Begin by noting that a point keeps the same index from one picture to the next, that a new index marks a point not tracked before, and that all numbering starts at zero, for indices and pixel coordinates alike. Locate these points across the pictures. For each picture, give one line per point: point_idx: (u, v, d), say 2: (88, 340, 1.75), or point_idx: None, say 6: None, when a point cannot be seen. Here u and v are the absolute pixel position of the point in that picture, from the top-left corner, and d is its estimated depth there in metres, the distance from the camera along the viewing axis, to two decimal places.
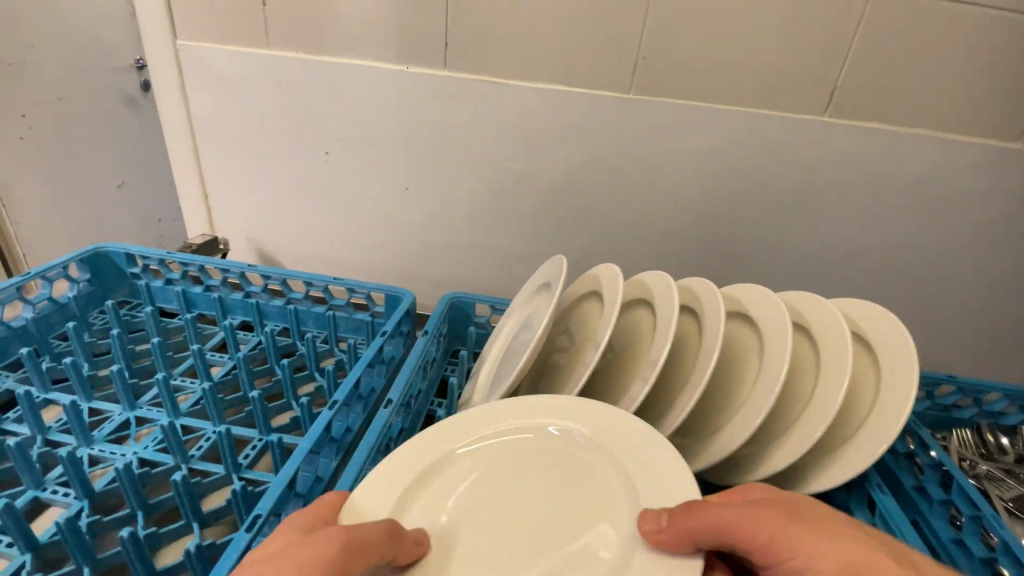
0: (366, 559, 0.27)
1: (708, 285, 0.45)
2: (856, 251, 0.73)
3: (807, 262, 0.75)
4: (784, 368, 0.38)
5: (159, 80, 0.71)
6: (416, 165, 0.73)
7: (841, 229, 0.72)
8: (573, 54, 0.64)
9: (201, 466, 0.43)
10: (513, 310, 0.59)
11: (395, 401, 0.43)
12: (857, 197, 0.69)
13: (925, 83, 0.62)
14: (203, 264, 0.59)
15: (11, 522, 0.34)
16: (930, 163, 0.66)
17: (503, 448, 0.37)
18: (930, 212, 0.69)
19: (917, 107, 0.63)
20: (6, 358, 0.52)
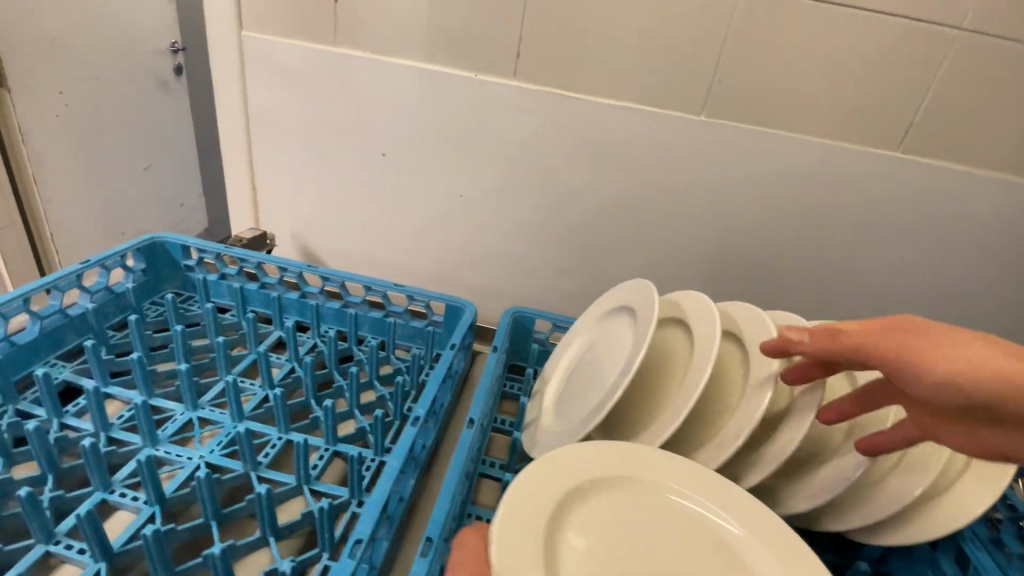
0: None
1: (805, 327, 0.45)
2: (913, 288, 0.72)
3: (859, 296, 0.74)
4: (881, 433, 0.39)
5: (219, 70, 0.71)
6: (473, 173, 0.72)
7: (900, 267, 0.71)
8: (646, 72, 0.63)
9: (270, 475, 0.42)
10: (581, 328, 0.60)
11: (477, 421, 0.46)
12: (920, 235, 0.68)
13: (1002, 125, 0.61)
14: (263, 261, 0.58)
15: (90, 527, 0.33)
16: (998, 206, 0.66)
17: (588, 507, 0.36)
18: (993, 255, 0.69)
19: (990, 150, 0.63)
20: (63, 346, 0.50)
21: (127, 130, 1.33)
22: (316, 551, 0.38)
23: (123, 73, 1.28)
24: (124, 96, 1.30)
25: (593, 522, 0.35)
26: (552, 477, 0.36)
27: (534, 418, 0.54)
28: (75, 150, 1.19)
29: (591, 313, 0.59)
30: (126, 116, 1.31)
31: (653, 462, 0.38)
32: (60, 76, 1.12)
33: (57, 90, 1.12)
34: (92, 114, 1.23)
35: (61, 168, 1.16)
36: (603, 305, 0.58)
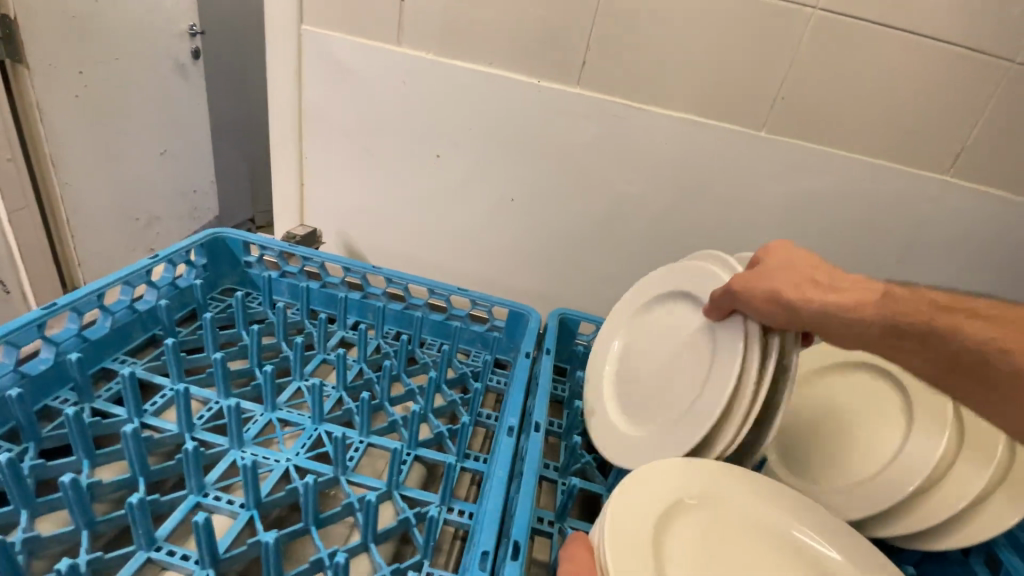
0: None
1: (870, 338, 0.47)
2: None
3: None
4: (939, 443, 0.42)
5: (276, 62, 0.69)
6: (527, 177, 0.72)
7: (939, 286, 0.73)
8: (711, 87, 0.64)
9: (359, 479, 0.42)
10: (609, 325, 0.57)
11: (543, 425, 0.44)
12: (959, 256, 0.71)
13: None
14: (328, 260, 0.57)
15: (203, 534, 0.33)
16: None
17: (680, 531, 0.38)
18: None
19: None
20: (131, 341, 0.50)
21: (145, 115, 1.30)
22: (416, 558, 0.38)
23: (143, 56, 1.24)
24: (143, 80, 1.26)
25: (691, 545, 0.37)
26: (636, 513, 0.36)
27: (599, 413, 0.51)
28: (93, 132, 1.16)
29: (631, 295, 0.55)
30: (144, 100, 1.28)
31: (717, 479, 0.40)
32: (82, 56, 1.09)
33: (78, 70, 1.09)
34: (111, 97, 1.19)
35: (77, 152, 1.13)
36: (647, 285, 0.54)
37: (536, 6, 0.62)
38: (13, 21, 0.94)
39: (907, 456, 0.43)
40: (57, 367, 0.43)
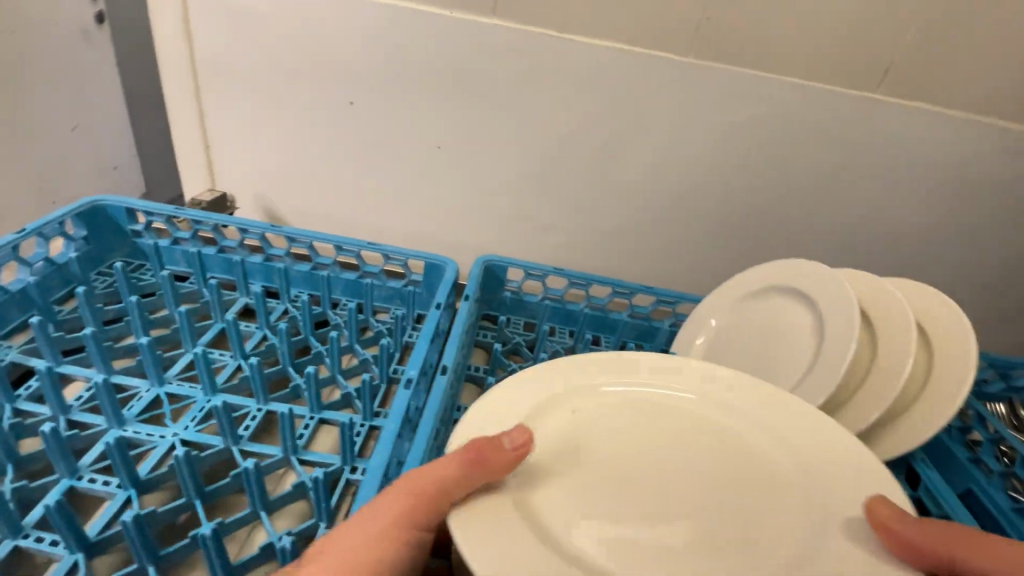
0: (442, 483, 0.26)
1: (804, 262, 0.45)
2: (896, 233, 0.70)
3: (841, 245, 0.73)
4: (851, 352, 0.38)
5: (157, 8, 0.63)
6: (449, 122, 0.68)
7: (880, 214, 0.70)
8: (630, 10, 0.59)
9: (254, 448, 0.39)
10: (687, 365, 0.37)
11: (451, 368, 0.40)
12: (900, 180, 0.67)
13: (991, 64, 0.59)
14: (220, 223, 0.53)
15: (61, 517, 0.30)
16: (980, 149, 0.64)
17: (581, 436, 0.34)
18: (970, 202, 0.67)
19: (976, 91, 0.60)
20: (5, 327, 0.45)
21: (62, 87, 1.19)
22: (312, 522, 0.36)
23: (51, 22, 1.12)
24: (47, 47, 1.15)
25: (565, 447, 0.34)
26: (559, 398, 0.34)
27: (527, 405, 0.32)
28: None
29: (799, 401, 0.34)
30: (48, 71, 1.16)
31: None
32: None
33: None
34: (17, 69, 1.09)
35: None
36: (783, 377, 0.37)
37: None
38: None
39: (816, 376, 0.40)
40: None
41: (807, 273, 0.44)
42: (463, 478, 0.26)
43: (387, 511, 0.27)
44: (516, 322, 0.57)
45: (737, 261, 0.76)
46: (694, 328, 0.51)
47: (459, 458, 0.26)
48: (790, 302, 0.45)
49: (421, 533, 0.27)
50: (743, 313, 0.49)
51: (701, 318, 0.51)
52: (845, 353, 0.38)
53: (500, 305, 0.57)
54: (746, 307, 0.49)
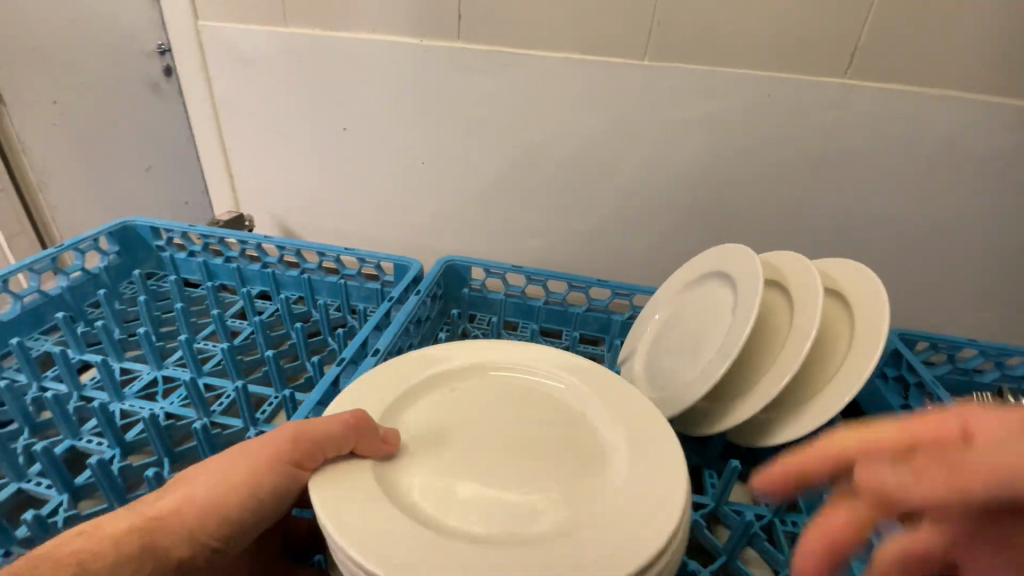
0: (319, 436, 0.31)
1: (738, 248, 0.46)
2: (889, 224, 0.67)
3: (828, 241, 0.70)
4: (749, 326, 0.39)
5: (185, 60, 0.74)
6: (432, 140, 0.74)
7: (867, 205, 0.66)
8: (584, 22, 0.62)
9: (221, 420, 0.45)
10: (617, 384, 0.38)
11: (383, 350, 0.45)
12: (884, 169, 0.64)
13: (967, 39, 0.55)
14: (223, 236, 0.61)
15: (49, 463, 0.37)
16: (971, 130, 0.60)
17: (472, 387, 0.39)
18: (968, 187, 0.63)
19: (954, 69, 0.57)
20: (44, 323, 0.55)
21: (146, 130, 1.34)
22: None
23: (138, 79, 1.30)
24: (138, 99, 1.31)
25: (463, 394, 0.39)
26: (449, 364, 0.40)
27: (425, 374, 0.39)
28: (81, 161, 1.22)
29: (650, 408, 0.36)
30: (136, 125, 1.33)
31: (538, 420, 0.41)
32: (56, 86, 1.14)
33: (51, 100, 1.14)
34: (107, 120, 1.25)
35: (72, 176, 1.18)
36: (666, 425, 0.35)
37: None
38: None
39: (720, 352, 0.41)
40: None
41: (734, 254, 0.47)
42: (343, 435, 0.31)
43: (270, 448, 0.31)
44: (481, 318, 0.61)
45: None
46: (647, 316, 0.55)
47: (347, 417, 0.31)
48: (720, 282, 0.48)
49: (295, 474, 0.31)
50: (688, 296, 0.52)
51: (656, 306, 0.55)
52: (744, 327, 0.40)
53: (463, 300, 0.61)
54: (690, 291, 0.52)
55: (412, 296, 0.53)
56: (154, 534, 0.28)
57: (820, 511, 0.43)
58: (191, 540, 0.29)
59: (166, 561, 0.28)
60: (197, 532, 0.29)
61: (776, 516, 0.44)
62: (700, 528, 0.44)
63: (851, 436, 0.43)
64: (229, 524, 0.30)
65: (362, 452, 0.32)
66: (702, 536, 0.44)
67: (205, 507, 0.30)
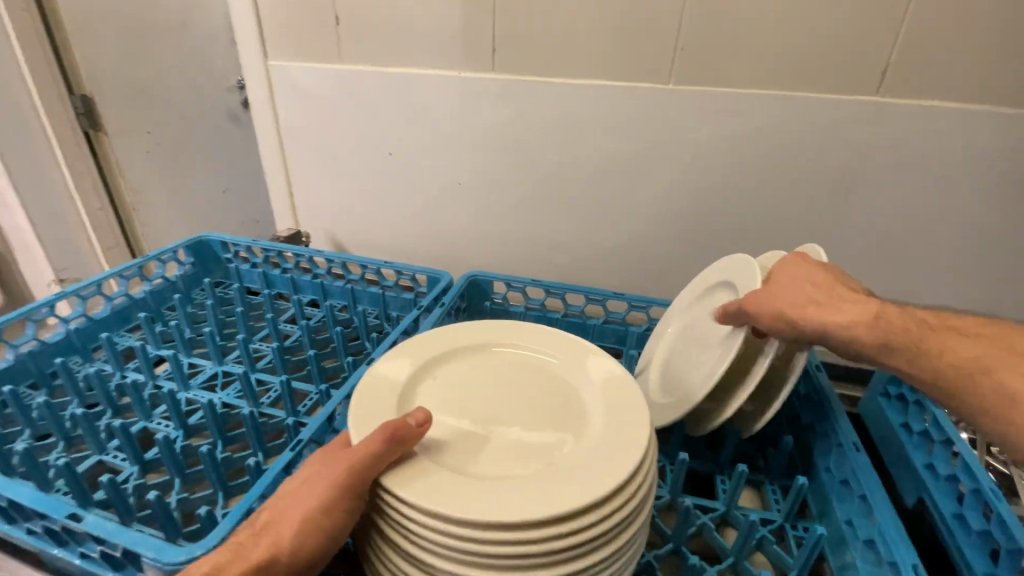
0: (363, 451, 0.32)
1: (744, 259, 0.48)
2: (931, 242, 0.65)
3: (864, 259, 0.68)
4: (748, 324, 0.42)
5: (255, 94, 0.83)
6: (468, 162, 0.77)
7: (907, 223, 0.64)
8: (611, 48, 0.64)
9: (268, 410, 0.51)
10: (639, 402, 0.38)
11: None
12: (925, 187, 0.62)
13: (1005, 54, 0.54)
14: (279, 249, 0.68)
15: (126, 437, 0.44)
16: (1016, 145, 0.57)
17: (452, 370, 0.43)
18: (1016, 203, 0.60)
19: (994, 85, 0.55)
20: (130, 322, 0.64)
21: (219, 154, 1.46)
22: None
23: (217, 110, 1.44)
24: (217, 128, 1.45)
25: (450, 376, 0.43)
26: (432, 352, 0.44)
27: (441, 349, 0.45)
28: (167, 186, 1.34)
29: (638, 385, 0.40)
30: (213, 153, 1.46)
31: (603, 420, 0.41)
32: (152, 118, 1.27)
33: (145, 130, 1.27)
34: (187, 146, 1.38)
35: (155, 196, 1.31)
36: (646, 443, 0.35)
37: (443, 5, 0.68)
38: (90, 97, 1.13)
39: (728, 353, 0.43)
40: (69, 336, 0.57)
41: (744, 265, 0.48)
42: (381, 452, 0.32)
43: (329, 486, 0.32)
44: None
45: None
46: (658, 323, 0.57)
47: (382, 434, 0.32)
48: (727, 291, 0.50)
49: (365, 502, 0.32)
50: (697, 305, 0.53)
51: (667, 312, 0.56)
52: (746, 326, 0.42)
53: (485, 311, 0.65)
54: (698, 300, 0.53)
55: (438, 308, 0.57)
56: None
57: (830, 518, 0.43)
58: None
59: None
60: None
61: (787, 521, 0.45)
62: (709, 529, 0.44)
63: (860, 442, 0.44)
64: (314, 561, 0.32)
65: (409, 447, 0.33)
66: (710, 538, 0.44)
67: (292, 558, 0.31)
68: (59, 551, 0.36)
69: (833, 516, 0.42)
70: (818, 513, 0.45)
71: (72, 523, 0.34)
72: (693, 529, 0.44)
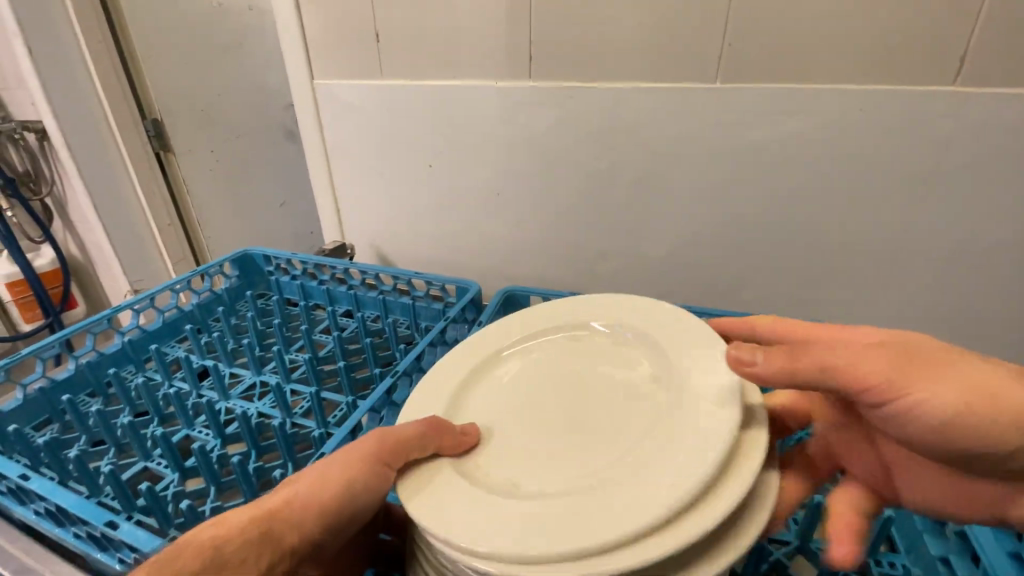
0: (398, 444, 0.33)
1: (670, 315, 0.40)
2: (1019, 245, 0.57)
3: (943, 265, 0.61)
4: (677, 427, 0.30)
5: (302, 112, 0.87)
6: (505, 172, 0.77)
7: (988, 224, 0.57)
8: (649, 48, 0.61)
9: (300, 420, 0.52)
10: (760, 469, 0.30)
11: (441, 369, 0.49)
12: (1009, 183, 0.55)
13: None
14: (316, 261, 0.70)
15: (167, 446, 0.46)
16: None
17: (524, 367, 0.41)
18: None
19: None
20: (179, 333, 0.67)
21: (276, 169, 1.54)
22: None
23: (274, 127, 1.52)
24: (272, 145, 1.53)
25: (510, 375, 0.41)
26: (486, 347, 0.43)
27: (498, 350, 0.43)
28: (230, 202, 1.43)
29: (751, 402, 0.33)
30: (272, 169, 1.54)
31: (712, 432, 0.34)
32: (214, 137, 1.36)
33: (210, 149, 1.35)
34: (246, 164, 1.46)
35: (217, 210, 1.39)
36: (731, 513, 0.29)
37: (478, 14, 0.67)
38: (160, 120, 1.21)
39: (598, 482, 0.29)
40: (123, 348, 0.61)
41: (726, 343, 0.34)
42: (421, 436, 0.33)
43: (364, 445, 0.34)
44: None
45: (810, 287, 0.68)
46: (545, 321, 0.44)
47: (425, 421, 0.34)
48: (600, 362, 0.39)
49: (385, 472, 0.34)
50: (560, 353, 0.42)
51: (555, 312, 0.45)
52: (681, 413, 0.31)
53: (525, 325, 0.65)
54: (585, 343, 0.42)
55: (476, 327, 0.57)
56: (263, 525, 0.32)
57: (920, 551, 0.41)
58: (299, 530, 0.33)
59: (282, 548, 0.32)
60: (305, 522, 0.33)
61: (869, 556, 0.42)
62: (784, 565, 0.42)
63: None
64: (327, 513, 0.34)
65: (445, 451, 0.34)
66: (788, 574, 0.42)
67: (302, 510, 0.33)
68: (99, 555, 0.37)
69: (922, 549, 0.40)
70: (906, 548, 0.42)
71: (109, 530, 0.36)
72: (765, 566, 0.43)
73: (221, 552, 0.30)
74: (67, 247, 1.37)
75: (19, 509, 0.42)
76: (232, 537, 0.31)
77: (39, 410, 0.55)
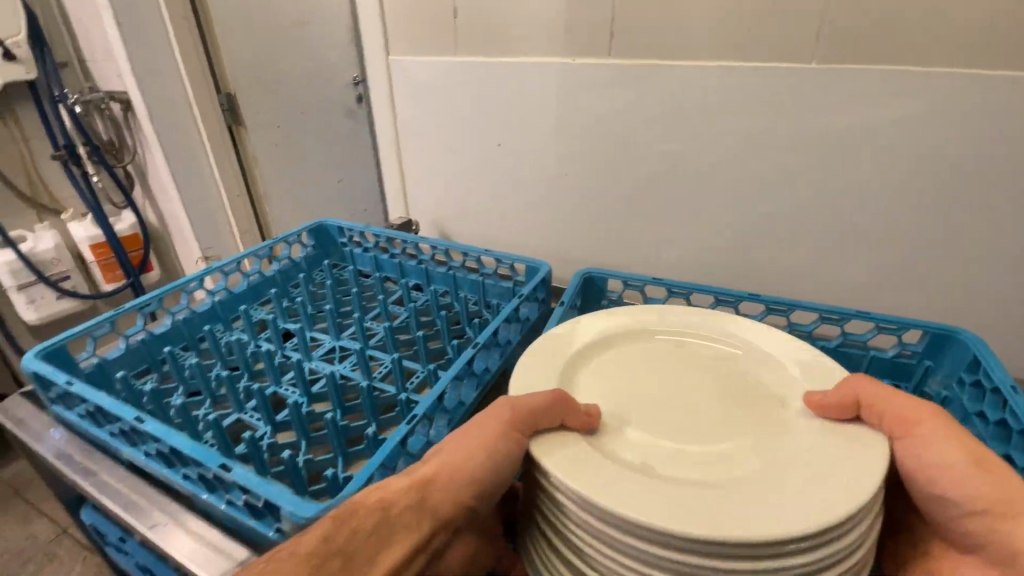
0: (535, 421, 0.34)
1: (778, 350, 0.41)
2: None
3: None
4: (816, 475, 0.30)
5: (375, 88, 0.88)
6: (573, 153, 0.76)
7: None
8: (738, 27, 0.58)
9: (379, 384, 0.54)
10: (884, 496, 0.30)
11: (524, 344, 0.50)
12: None
13: None
14: (388, 235, 0.72)
15: (262, 400, 0.49)
16: None
17: (631, 354, 0.44)
18: None
19: None
20: (261, 297, 0.70)
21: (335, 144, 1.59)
22: None
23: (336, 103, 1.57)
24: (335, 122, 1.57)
25: (615, 362, 0.43)
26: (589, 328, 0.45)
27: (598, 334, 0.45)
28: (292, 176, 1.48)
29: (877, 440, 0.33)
30: (332, 145, 1.59)
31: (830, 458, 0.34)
32: (279, 113, 1.41)
33: (276, 124, 1.41)
34: (308, 140, 1.50)
35: (280, 183, 1.45)
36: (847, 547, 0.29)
37: None
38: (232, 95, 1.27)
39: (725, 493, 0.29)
40: (213, 308, 0.65)
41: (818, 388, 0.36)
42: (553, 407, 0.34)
43: (497, 419, 0.34)
44: None
45: (895, 287, 0.63)
46: (645, 321, 0.46)
47: (554, 393, 0.35)
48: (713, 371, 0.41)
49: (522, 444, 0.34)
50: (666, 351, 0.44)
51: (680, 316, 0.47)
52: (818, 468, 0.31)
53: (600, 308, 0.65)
54: (688, 350, 0.44)
55: (557, 307, 0.57)
56: (418, 494, 0.32)
57: None
58: (455, 500, 0.33)
59: (440, 516, 0.32)
60: (459, 495, 0.33)
61: None
62: None
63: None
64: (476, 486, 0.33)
65: (571, 426, 0.35)
66: None
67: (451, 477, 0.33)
68: (208, 496, 0.40)
69: None
70: None
71: (223, 472, 0.38)
72: None
73: (389, 512, 0.31)
74: (146, 213, 1.45)
75: (132, 449, 0.46)
76: (394, 500, 0.31)
77: (140, 359, 0.59)
